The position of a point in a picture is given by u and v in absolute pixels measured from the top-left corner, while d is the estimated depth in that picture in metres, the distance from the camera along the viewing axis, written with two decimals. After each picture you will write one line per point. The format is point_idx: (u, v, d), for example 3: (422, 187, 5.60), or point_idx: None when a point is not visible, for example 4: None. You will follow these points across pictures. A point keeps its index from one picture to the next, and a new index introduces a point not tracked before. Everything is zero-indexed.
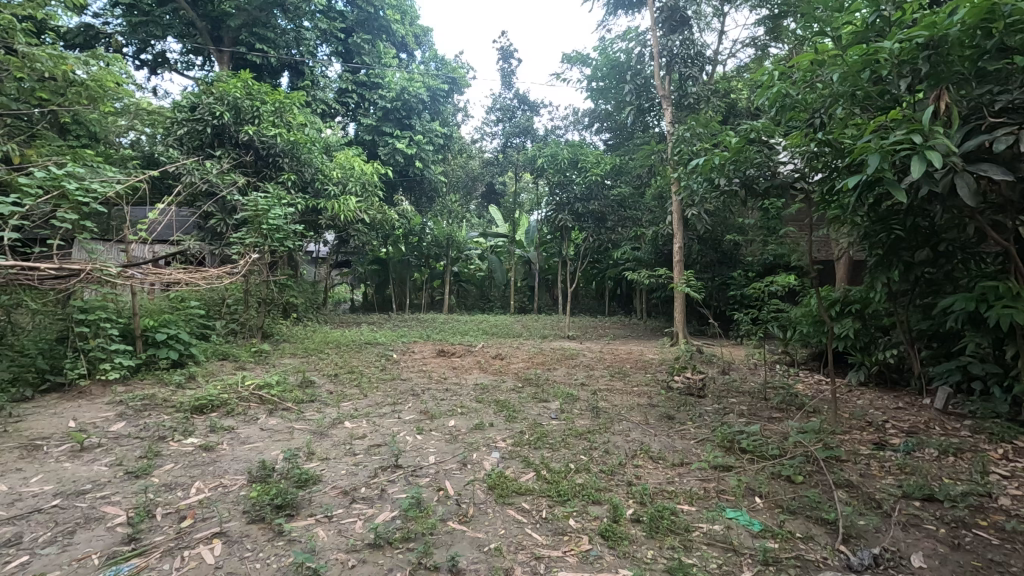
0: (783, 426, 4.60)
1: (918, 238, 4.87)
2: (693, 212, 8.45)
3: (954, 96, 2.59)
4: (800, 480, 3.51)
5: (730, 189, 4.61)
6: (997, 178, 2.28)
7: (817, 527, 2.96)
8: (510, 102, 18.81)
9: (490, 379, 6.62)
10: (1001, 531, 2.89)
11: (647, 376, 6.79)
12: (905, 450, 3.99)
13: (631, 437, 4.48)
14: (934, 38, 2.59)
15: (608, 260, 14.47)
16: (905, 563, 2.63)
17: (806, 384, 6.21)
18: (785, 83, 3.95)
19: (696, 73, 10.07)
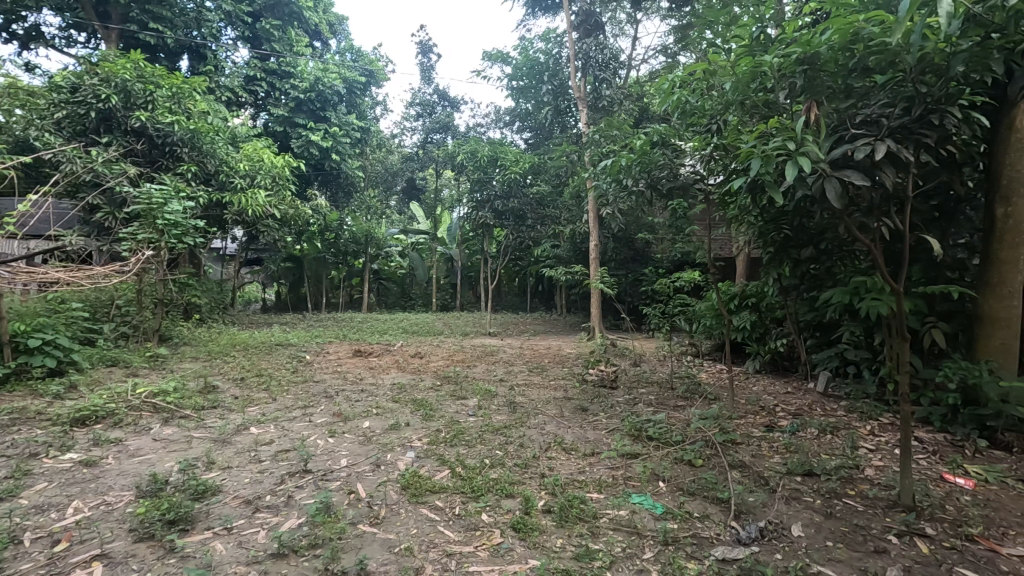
0: (686, 413, 4.89)
1: (804, 238, 5.39)
2: (608, 211, 8.75)
3: (825, 110, 2.83)
4: (700, 464, 3.76)
5: (637, 189, 4.81)
6: (858, 183, 2.53)
7: (713, 506, 3.19)
8: (430, 97, 18.59)
9: (408, 378, 6.54)
10: (865, 498, 3.24)
11: (564, 370, 6.98)
12: (791, 431, 4.38)
13: (546, 430, 4.59)
14: (807, 55, 2.84)
15: (529, 257, 14.69)
16: (786, 533, 2.89)
17: (709, 373, 6.64)
18: (685, 90, 4.17)
19: (609, 77, 10.41)
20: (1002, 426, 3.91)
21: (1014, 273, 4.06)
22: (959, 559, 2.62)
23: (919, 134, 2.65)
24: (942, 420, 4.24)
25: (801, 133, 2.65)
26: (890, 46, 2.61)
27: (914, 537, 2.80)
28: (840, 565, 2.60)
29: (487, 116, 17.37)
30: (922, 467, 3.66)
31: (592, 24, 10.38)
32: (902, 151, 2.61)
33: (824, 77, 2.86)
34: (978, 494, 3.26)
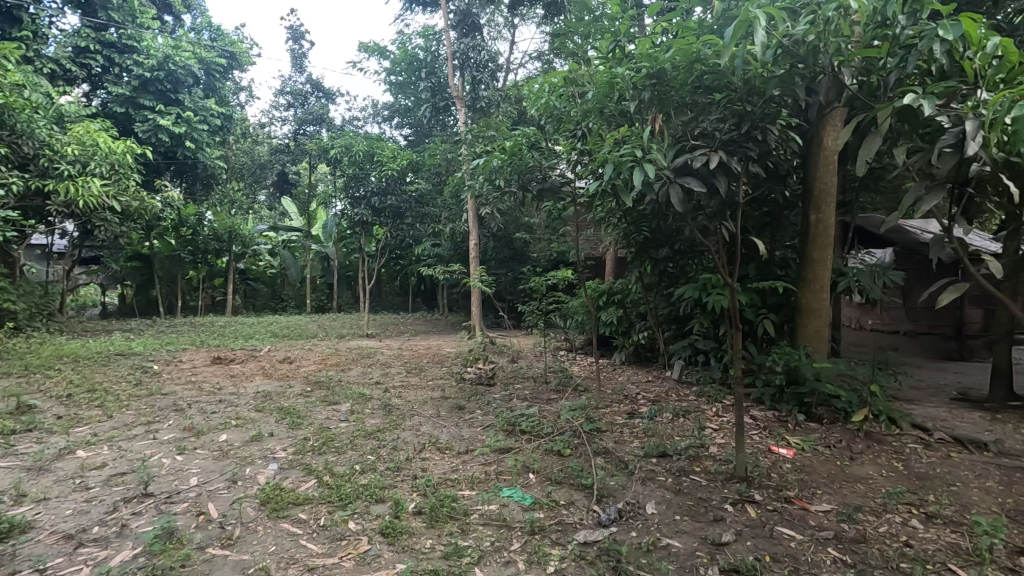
0: (557, 406, 5.11)
1: (661, 238, 5.91)
2: (487, 211, 8.86)
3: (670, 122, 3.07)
4: (568, 453, 3.94)
5: (509, 190, 4.91)
6: (696, 190, 2.81)
7: (578, 492, 3.36)
8: (302, 86, 17.56)
9: (275, 385, 6.10)
10: (708, 472, 3.61)
11: (442, 369, 6.94)
12: (649, 416, 4.75)
13: (421, 431, 4.54)
14: (653, 70, 3.07)
15: (410, 256, 14.45)
16: (641, 511, 3.13)
17: (580, 367, 7.01)
18: (553, 96, 4.33)
19: (487, 78, 10.54)
20: (815, 401, 4.56)
21: (824, 271, 4.76)
22: (779, 520, 3.01)
23: (745, 147, 3.02)
24: (772, 399, 4.85)
25: (649, 143, 2.89)
26: (720, 68, 2.92)
27: (746, 504, 3.17)
28: (685, 536, 2.87)
29: (365, 110, 16.75)
30: (754, 441, 4.16)
31: (470, 25, 10.45)
32: (731, 162, 2.94)
33: (670, 92, 3.10)
34: (796, 461, 3.78)
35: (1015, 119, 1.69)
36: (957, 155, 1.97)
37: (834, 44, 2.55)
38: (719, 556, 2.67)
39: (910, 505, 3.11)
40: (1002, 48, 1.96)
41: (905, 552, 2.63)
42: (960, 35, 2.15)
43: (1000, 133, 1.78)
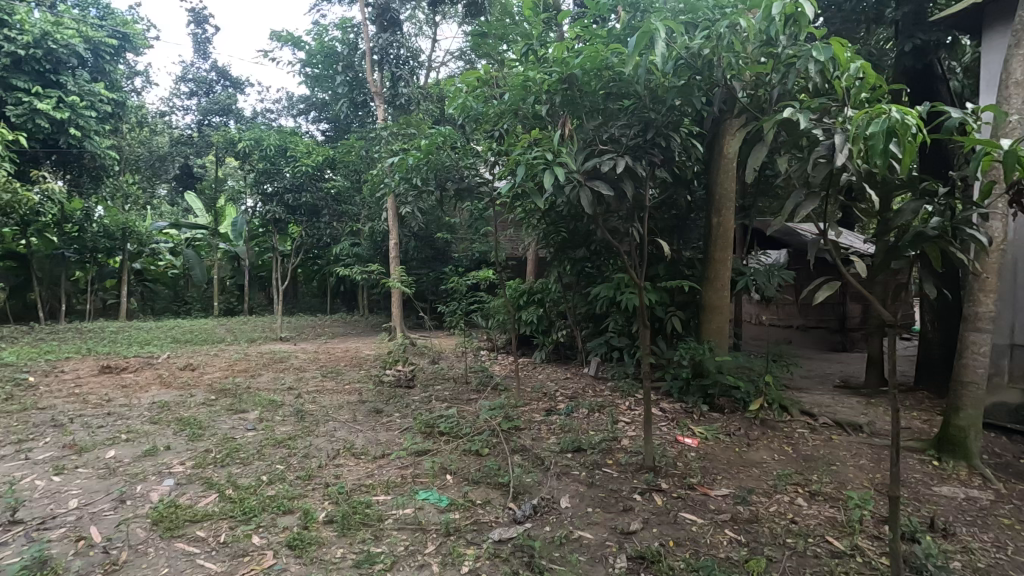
0: (476, 406, 5.11)
1: (579, 239, 6.09)
2: (407, 210, 8.70)
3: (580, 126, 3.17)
4: (486, 453, 3.96)
5: (426, 189, 4.86)
6: (604, 192, 2.92)
7: (494, 491, 3.39)
8: (207, 74, 16.51)
9: (174, 395, 5.66)
10: (620, 464, 3.76)
11: (360, 373, 6.74)
12: (566, 413, 4.87)
13: (335, 436, 4.38)
14: (564, 75, 3.15)
15: (327, 256, 13.91)
16: (555, 506, 3.20)
17: (501, 366, 7.06)
18: (470, 96, 4.33)
19: (407, 75, 10.38)
20: (718, 392, 4.87)
21: (725, 271, 5.10)
22: (683, 505, 3.18)
23: (650, 153, 3.17)
24: (680, 391, 5.13)
25: (560, 146, 2.97)
26: (625, 77, 3.05)
27: (653, 492, 3.33)
28: (596, 527, 2.97)
29: (278, 102, 15.94)
30: (663, 432, 4.38)
31: (389, 20, 10.25)
32: (637, 167, 3.08)
33: (580, 98, 3.20)
34: (700, 450, 4.02)
35: (873, 135, 1.89)
36: (828, 166, 2.17)
37: (726, 60, 2.73)
38: (627, 544, 2.78)
39: (797, 485, 3.39)
40: (864, 71, 2.19)
41: (791, 528, 2.87)
42: (830, 57, 2.38)
43: (862, 146, 1.98)
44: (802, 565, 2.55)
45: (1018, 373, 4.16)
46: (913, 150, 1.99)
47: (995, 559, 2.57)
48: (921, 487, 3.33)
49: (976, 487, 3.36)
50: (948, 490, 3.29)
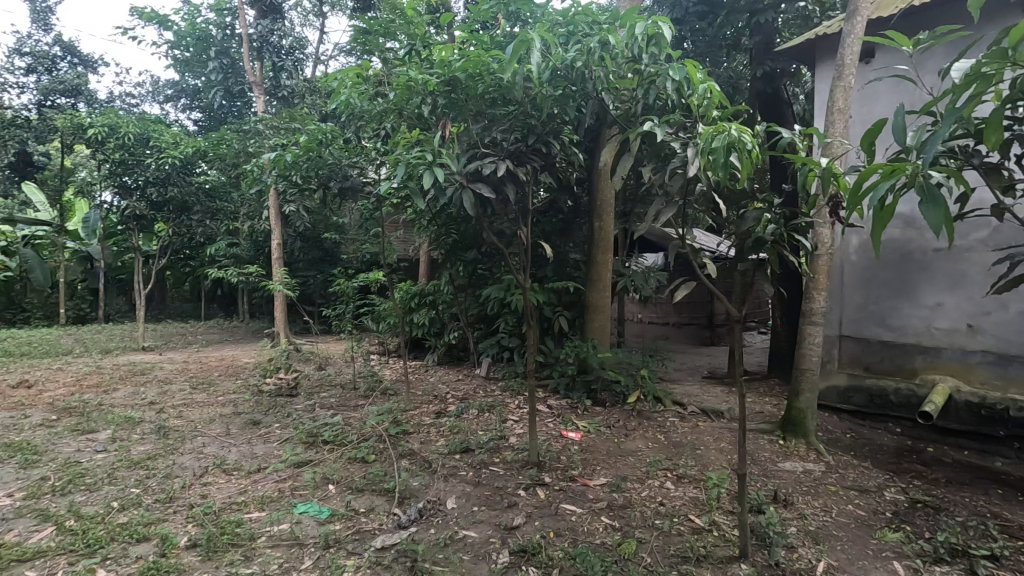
0: (363, 412, 4.95)
1: (470, 240, 6.15)
2: (290, 208, 8.21)
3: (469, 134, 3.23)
4: (371, 460, 3.86)
5: (307, 188, 4.64)
6: (486, 195, 3.00)
7: (379, 498, 3.31)
8: (49, 49, 14.49)
9: (2, 416, 4.89)
10: (507, 462, 3.84)
11: (236, 382, 6.26)
12: (456, 414, 4.89)
13: (204, 453, 4.04)
14: (446, 77, 3.16)
15: (201, 257, 12.75)
16: (441, 508, 3.20)
17: (392, 370, 6.90)
18: (354, 92, 4.19)
19: (291, 67, 9.92)
20: (600, 387, 5.15)
21: (606, 272, 5.39)
22: (564, 497, 3.33)
23: (531, 159, 3.29)
24: (565, 388, 5.35)
25: (443, 148, 3.00)
26: (504, 83, 3.12)
27: (537, 487, 3.45)
28: (481, 525, 3.01)
29: (140, 86, 14.32)
30: (549, 427, 4.54)
31: (270, 6, 9.64)
32: (518, 171, 3.18)
33: (463, 101, 3.23)
34: (582, 442, 4.22)
35: (716, 149, 2.11)
36: (683, 177, 2.38)
37: (596, 73, 2.88)
38: (510, 539, 2.85)
39: (666, 470, 3.68)
40: (711, 92, 2.43)
41: (659, 510, 3.10)
42: (685, 78, 2.60)
43: (709, 159, 2.19)
44: (667, 543, 2.77)
45: (844, 360, 4.85)
46: (750, 165, 2.24)
47: (822, 521, 2.96)
48: (768, 463, 3.75)
49: (811, 460, 3.85)
50: (790, 466, 3.73)
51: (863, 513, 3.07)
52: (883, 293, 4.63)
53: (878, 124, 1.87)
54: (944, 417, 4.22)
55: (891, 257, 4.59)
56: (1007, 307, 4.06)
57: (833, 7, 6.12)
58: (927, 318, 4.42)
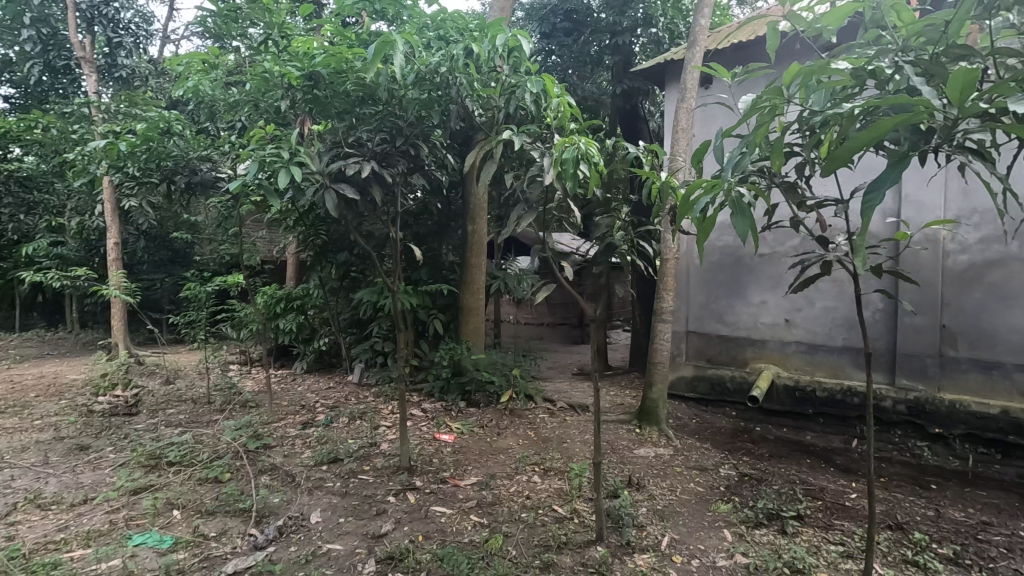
0: (218, 427, 4.55)
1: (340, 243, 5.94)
2: (129, 203, 7.29)
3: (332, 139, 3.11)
4: (226, 479, 3.56)
5: (147, 181, 4.17)
6: (350, 195, 2.96)
7: (233, 519, 3.07)
8: None
9: None
10: (376, 469, 3.75)
11: (60, 402, 5.43)
12: (324, 424, 4.68)
13: (12, 487, 3.45)
14: (307, 72, 3.05)
15: (14, 257, 10.85)
16: (304, 523, 3.04)
17: (254, 381, 6.41)
18: (203, 79, 3.84)
19: (131, 44, 8.88)
20: (474, 388, 5.23)
21: (479, 275, 5.48)
22: (434, 499, 3.33)
23: (397, 160, 3.26)
24: (440, 391, 5.35)
25: (302, 147, 2.91)
26: (366, 83, 3.06)
27: (407, 492, 3.41)
28: (348, 537, 2.91)
29: None
30: (422, 431, 4.52)
31: None
32: (383, 172, 3.15)
33: (324, 98, 3.13)
34: (455, 444, 4.25)
35: (566, 160, 2.28)
36: (541, 185, 2.52)
37: (460, 80, 2.93)
38: (377, 547, 2.79)
39: (534, 464, 3.84)
40: (564, 106, 2.60)
41: (526, 504, 3.23)
42: (542, 90, 2.73)
43: (561, 169, 2.35)
44: (532, 535, 2.89)
45: (691, 353, 5.43)
46: (598, 177, 2.44)
47: (668, 500, 3.27)
48: (626, 451, 4.06)
49: (662, 445, 4.24)
50: (644, 452, 4.08)
51: (702, 489, 3.45)
52: (720, 293, 5.24)
53: (702, 147, 2.09)
54: (768, 400, 4.85)
55: (725, 262, 5.21)
56: (813, 304, 4.75)
57: (681, 35, 6.81)
58: (754, 314, 5.07)
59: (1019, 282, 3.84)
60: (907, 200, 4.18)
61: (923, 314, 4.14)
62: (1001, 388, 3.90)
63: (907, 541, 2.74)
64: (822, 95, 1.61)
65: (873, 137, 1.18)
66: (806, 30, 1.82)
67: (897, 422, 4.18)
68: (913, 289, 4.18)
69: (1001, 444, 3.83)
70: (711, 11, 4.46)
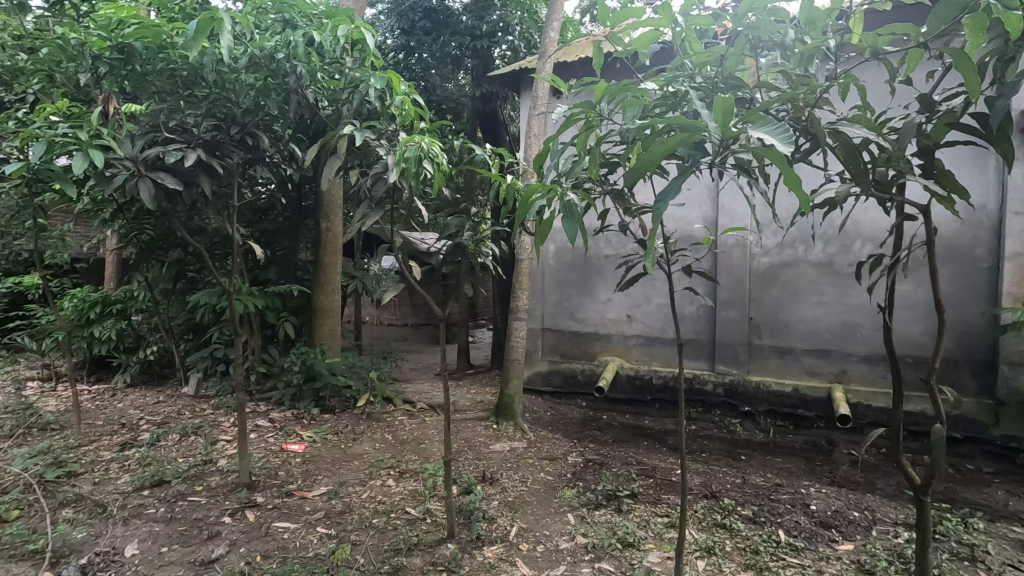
0: (6, 456, 3.82)
1: (169, 240, 5.32)
2: None
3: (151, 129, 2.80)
4: (12, 518, 3.01)
5: None
6: (171, 186, 2.72)
7: (20, 564, 2.60)
8: None
9: None
10: (210, 488, 3.41)
11: None
12: (148, 443, 4.15)
13: None
14: (118, 43, 2.77)
15: None
16: (117, 557, 2.68)
17: (59, 400, 5.48)
18: None
19: None
20: (328, 394, 4.98)
21: (335, 274, 5.23)
22: (277, 515, 3.10)
23: (228, 150, 3.02)
24: (291, 398, 5.02)
25: (108, 130, 2.59)
26: (191, 63, 2.81)
27: (245, 510, 3.14)
28: (171, 567, 2.61)
29: None
30: (267, 443, 4.20)
31: None
32: (212, 162, 2.89)
33: (140, 72, 2.87)
34: (306, 454, 4.02)
35: (408, 158, 2.28)
36: (385, 184, 2.50)
37: (299, 69, 2.79)
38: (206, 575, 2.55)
39: (388, 468, 3.76)
40: (407, 105, 2.59)
41: (378, 509, 3.16)
42: (387, 86, 2.69)
43: (403, 167, 2.34)
44: (381, 540, 2.82)
45: (546, 348, 5.71)
46: (441, 176, 2.46)
47: (519, 491, 3.40)
48: (482, 448, 4.15)
49: (517, 438, 4.40)
50: (500, 446, 4.20)
51: (551, 478, 3.63)
52: (571, 292, 5.57)
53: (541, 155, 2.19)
54: (613, 390, 5.27)
55: (576, 263, 5.56)
56: (650, 301, 5.24)
57: (535, 45, 7.14)
58: (601, 311, 5.46)
59: (805, 280, 4.58)
60: (723, 210, 4.76)
61: (734, 308, 4.78)
62: (793, 369, 4.63)
63: (719, 506, 3.14)
64: (636, 111, 1.76)
65: (661, 152, 1.31)
66: (621, 53, 1.92)
67: (717, 403, 4.77)
68: (728, 286, 4.82)
69: (794, 417, 4.54)
70: (559, 26, 4.77)
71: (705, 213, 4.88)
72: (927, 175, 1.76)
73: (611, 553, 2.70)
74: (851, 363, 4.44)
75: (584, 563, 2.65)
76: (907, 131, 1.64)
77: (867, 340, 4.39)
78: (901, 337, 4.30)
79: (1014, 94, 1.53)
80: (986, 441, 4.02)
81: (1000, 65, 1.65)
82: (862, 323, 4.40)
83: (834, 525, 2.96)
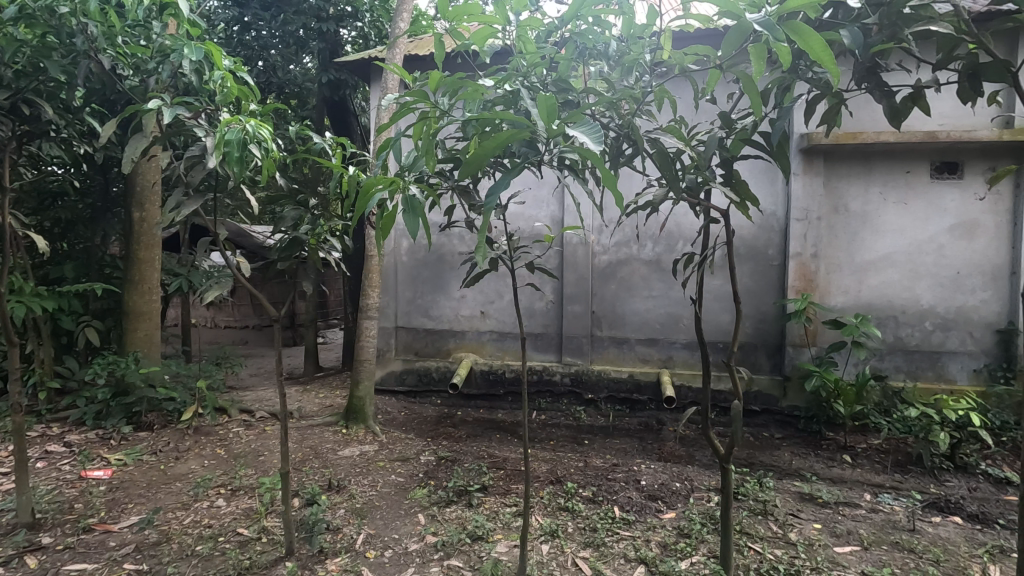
0: None
1: None
2: None
3: None
4: None
5: None
6: None
7: None
8: None
9: None
10: None
11: None
12: None
13: None
14: None
15: None
16: None
17: None
18: None
19: None
20: (145, 408, 4.34)
21: (152, 271, 4.55)
22: (69, 556, 2.62)
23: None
24: (96, 417, 4.29)
25: None
26: None
27: (24, 556, 2.61)
28: None
29: None
30: (60, 473, 3.53)
31: None
32: None
33: None
34: (113, 480, 3.45)
35: (229, 142, 2.04)
36: (203, 168, 2.23)
37: (87, 29, 2.49)
38: None
39: (218, 487, 3.38)
40: (228, 82, 2.30)
41: (203, 534, 2.81)
42: (205, 58, 2.42)
43: (225, 151, 2.09)
44: (205, 569, 2.52)
45: (399, 347, 5.58)
46: (271, 162, 2.27)
47: (368, 497, 3.26)
48: (329, 454, 3.92)
49: (367, 442, 4.23)
50: (348, 452, 3.99)
51: (402, 479, 3.54)
52: (423, 289, 5.51)
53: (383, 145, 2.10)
54: (467, 385, 5.31)
55: (429, 259, 5.50)
56: (502, 296, 5.35)
57: (387, 35, 6.94)
58: (455, 307, 5.47)
59: (637, 276, 5.03)
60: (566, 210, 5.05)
61: (577, 303, 5.10)
62: (628, 357, 5.07)
63: (562, 491, 3.31)
64: (478, 105, 1.77)
65: (493, 147, 1.33)
66: (462, 48, 1.89)
67: (563, 393, 5.07)
68: (572, 282, 5.11)
69: (629, 401, 4.95)
70: (409, 17, 4.66)
71: (552, 212, 5.13)
72: (726, 183, 2.00)
73: (460, 548, 2.71)
74: (675, 350, 4.98)
75: (432, 562, 2.62)
76: (709, 142, 1.84)
77: (687, 329, 4.95)
78: (714, 326, 4.92)
79: (789, 117, 1.79)
80: (777, 410, 4.75)
81: (780, 91, 1.93)
82: (684, 314, 4.95)
83: (660, 497, 3.28)
